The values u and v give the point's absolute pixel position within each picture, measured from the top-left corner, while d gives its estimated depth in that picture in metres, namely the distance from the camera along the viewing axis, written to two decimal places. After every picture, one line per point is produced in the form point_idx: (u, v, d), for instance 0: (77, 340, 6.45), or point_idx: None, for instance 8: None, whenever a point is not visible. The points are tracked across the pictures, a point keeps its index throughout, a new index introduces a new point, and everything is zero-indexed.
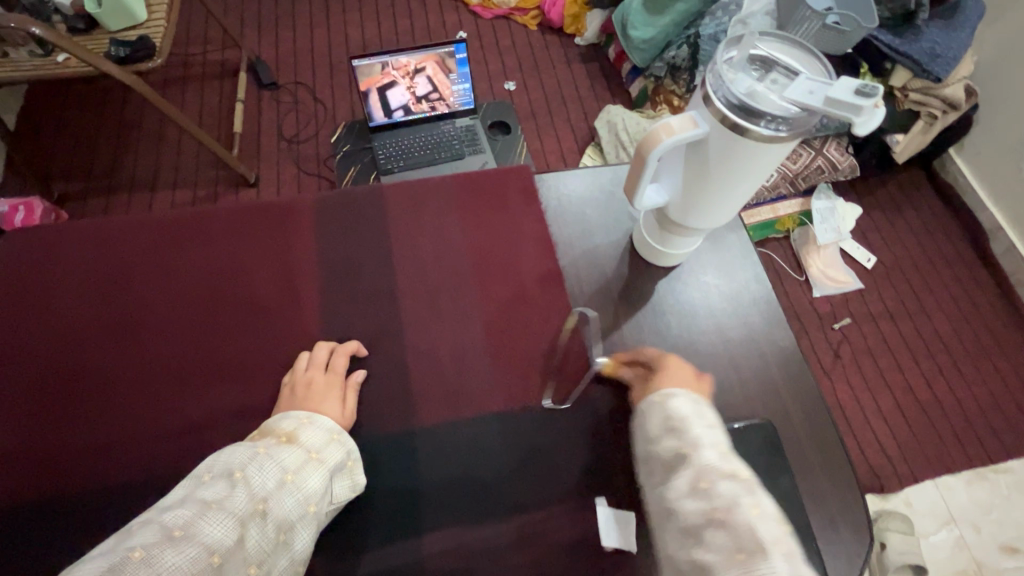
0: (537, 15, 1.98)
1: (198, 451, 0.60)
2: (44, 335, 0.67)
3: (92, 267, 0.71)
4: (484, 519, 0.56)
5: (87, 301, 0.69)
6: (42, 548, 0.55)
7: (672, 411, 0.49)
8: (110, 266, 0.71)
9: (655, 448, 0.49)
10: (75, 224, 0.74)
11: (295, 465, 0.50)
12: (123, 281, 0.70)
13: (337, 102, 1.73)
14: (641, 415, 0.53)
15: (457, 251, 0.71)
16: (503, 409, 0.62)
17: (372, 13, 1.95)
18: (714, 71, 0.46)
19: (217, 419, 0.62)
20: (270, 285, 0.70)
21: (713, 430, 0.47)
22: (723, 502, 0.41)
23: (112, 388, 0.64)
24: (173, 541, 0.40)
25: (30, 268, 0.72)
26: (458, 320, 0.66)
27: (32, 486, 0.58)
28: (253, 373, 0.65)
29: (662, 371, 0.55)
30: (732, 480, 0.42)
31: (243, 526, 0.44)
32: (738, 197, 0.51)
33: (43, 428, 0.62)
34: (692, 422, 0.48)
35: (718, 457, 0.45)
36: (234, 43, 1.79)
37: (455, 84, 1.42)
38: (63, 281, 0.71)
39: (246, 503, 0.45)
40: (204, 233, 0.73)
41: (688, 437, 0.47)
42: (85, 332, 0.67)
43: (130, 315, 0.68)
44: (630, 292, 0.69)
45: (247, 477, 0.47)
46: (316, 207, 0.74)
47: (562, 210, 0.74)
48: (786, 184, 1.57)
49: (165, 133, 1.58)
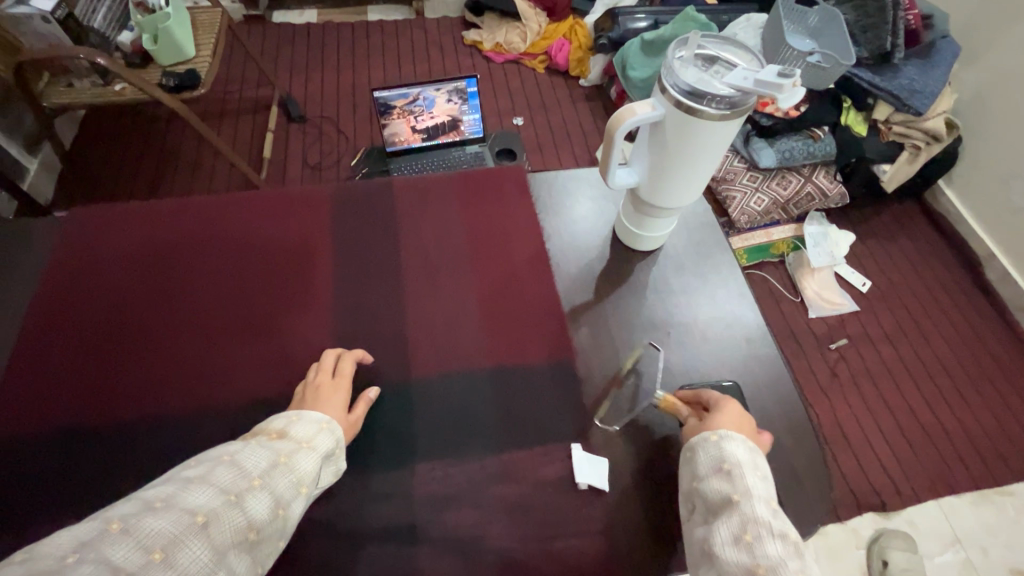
0: (544, 59, 2.17)
1: (228, 397, 0.67)
2: (97, 301, 0.75)
3: (142, 244, 0.80)
4: (469, 458, 0.61)
5: (136, 272, 0.77)
6: (89, 478, 0.61)
7: (728, 455, 0.53)
8: (158, 243, 0.80)
9: (703, 486, 0.52)
10: (122, 209, 0.83)
11: (287, 451, 0.52)
12: (168, 256, 0.79)
13: (359, 135, 1.90)
14: (691, 449, 0.56)
15: (456, 233, 0.79)
16: (492, 364, 0.67)
17: (394, 58, 2.15)
18: (666, 67, 0.54)
19: (246, 371, 0.69)
20: (296, 259, 0.78)
21: (765, 482, 0.51)
22: (769, 559, 0.44)
23: (156, 344, 0.71)
24: (154, 510, 0.42)
25: (86, 244, 0.80)
26: (454, 292, 0.73)
27: (81, 429, 0.65)
28: (278, 332, 0.72)
29: (716, 415, 0.57)
30: (781, 542, 0.45)
31: (232, 496, 0.46)
32: (700, 172, 0.58)
33: (93, 379, 0.69)
34: (744, 472, 0.51)
35: (766, 512, 0.47)
36: (269, 82, 1.98)
37: (466, 114, 1.54)
38: (115, 256, 0.79)
39: (237, 480, 0.47)
40: (240, 217, 0.82)
41: (741, 487, 0.50)
42: (133, 297, 0.75)
43: (173, 285, 0.76)
44: (610, 268, 0.76)
45: (239, 457, 0.49)
46: (336, 196, 0.84)
47: (550, 205, 0.83)
48: (778, 210, 1.63)
49: (201, 159, 1.73)
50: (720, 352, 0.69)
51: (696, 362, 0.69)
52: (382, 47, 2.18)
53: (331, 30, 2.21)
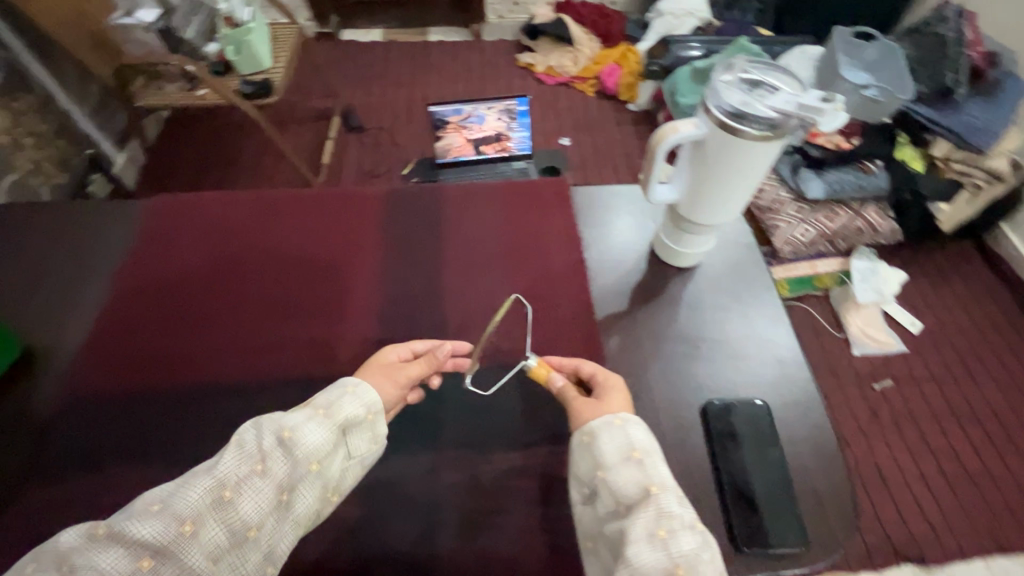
0: (594, 83, 2.22)
1: (288, 392, 0.63)
2: (157, 283, 0.71)
3: (206, 229, 0.76)
4: (495, 452, 0.63)
5: (199, 257, 0.73)
6: (145, 467, 0.57)
7: (633, 443, 0.51)
8: (223, 228, 0.76)
9: (611, 477, 0.49)
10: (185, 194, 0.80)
11: (293, 424, 0.49)
12: (232, 243, 0.75)
13: (410, 146, 1.99)
14: (590, 434, 0.52)
15: (496, 234, 0.76)
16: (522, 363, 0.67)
17: (450, 76, 2.25)
18: (711, 89, 0.57)
19: (310, 366, 0.65)
20: (367, 255, 0.74)
21: (665, 471, 0.50)
22: (683, 553, 0.43)
23: (217, 332, 0.67)
24: (148, 512, 0.41)
25: (151, 226, 0.76)
26: (488, 291, 0.71)
27: (137, 415, 0.61)
28: (345, 329, 0.67)
29: (610, 396, 0.57)
30: (693, 534, 0.44)
31: (227, 493, 0.43)
32: (740, 190, 0.60)
33: (150, 364, 0.65)
34: (653, 460, 0.50)
35: (677, 502, 0.47)
36: (333, 94, 2.11)
37: (514, 130, 1.59)
38: (177, 238, 0.75)
39: (236, 467, 0.45)
40: (308, 208, 0.79)
41: (650, 476, 0.49)
42: (195, 282, 0.71)
43: (237, 272, 0.72)
44: (646, 278, 0.75)
45: (237, 447, 0.46)
46: (403, 194, 0.81)
47: (591, 217, 0.83)
48: (825, 242, 1.57)
49: (264, 160, 1.85)
50: (753, 372, 0.68)
51: (729, 378, 0.67)
52: (439, 65, 2.30)
53: (393, 48, 2.35)
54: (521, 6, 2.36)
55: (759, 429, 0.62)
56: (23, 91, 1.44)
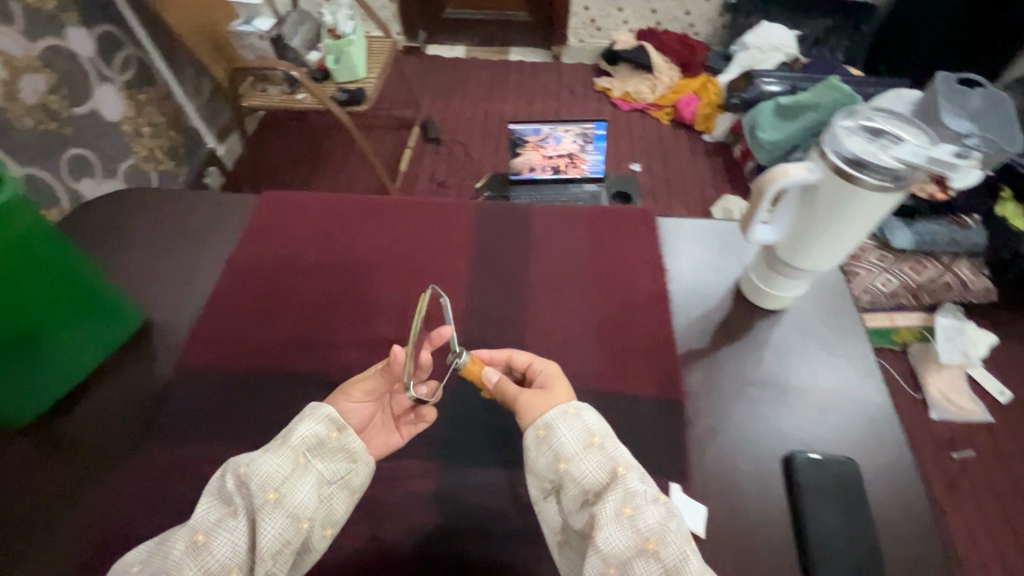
0: (670, 111, 2.21)
1: None
2: (261, 283, 0.75)
3: (307, 233, 0.79)
4: None
5: (300, 261, 0.77)
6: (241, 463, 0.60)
7: (590, 428, 0.51)
8: (323, 234, 0.79)
9: (574, 466, 0.49)
10: (289, 196, 0.84)
11: (247, 460, 0.48)
12: (331, 250, 0.78)
13: (484, 161, 2.06)
14: (546, 427, 0.51)
15: (581, 258, 0.76)
16: (600, 388, 0.65)
17: (527, 95, 2.31)
18: (830, 134, 0.56)
19: None
20: (453, 271, 0.74)
21: (623, 456, 0.50)
22: (651, 526, 0.45)
23: (314, 337, 0.70)
24: (132, 573, 0.44)
25: (257, 225, 0.80)
26: (570, 314, 0.71)
27: (236, 410, 0.64)
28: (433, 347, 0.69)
29: (553, 384, 0.55)
30: (656, 508, 0.46)
31: (199, 537, 0.44)
32: (847, 239, 0.58)
33: (252, 362, 0.68)
34: (612, 441, 0.51)
35: (639, 479, 0.48)
36: (415, 106, 2.22)
37: (589, 154, 1.62)
38: (282, 241, 0.78)
39: (196, 521, 0.45)
40: (402, 220, 0.81)
41: (610, 459, 0.49)
42: (297, 286, 0.74)
43: (335, 280, 0.75)
44: (732, 313, 0.73)
45: (205, 498, 0.47)
46: (491, 212, 0.81)
47: (676, 250, 0.80)
48: (908, 295, 1.49)
49: (353, 170, 2.00)
50: (843, 427, 0.64)
51: (814, 431, 0.64)
52: (517, 84, 2.36)
53: (474, 65, 2.43)
54: (603, 32, 2.40)
55: (845, 488, 0.59)
56: (146, 86, 1.60)
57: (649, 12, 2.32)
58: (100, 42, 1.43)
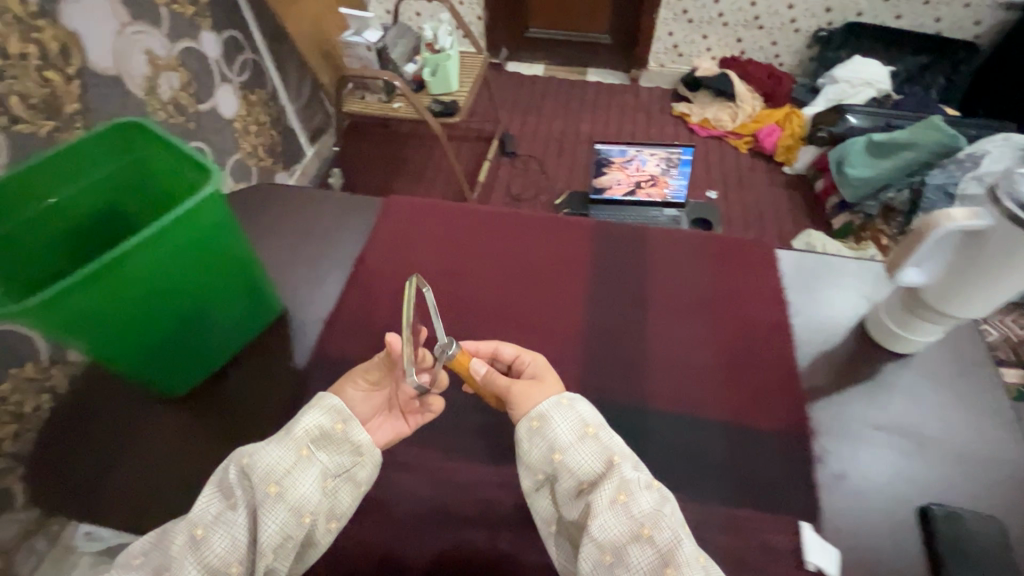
0: (750, 140, 2.18)
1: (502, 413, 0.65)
2: (388, 287, 0.77)
3: (429, 240, 0.81)
4: (698, 502, 0.58)
5: (423, 267, 0.78)
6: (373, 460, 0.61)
7: (585, 419, 0.53)
8: (444, 241, 0.81)
9: (570, 455, 0.51)
10: (411, 203, 0.86)
11: (246, 453, 0.50)
12: (452, 258, 0.79)
13: (559, 178, 2.10)
14: (540, 417, 0.53)
15: (700, 284, 0.75)
16: (722, 418, 0.63)
17: (604, 115, 2.33)
18: (1008, 177, 0.54)
19: None
20: (577, 292, 0.75)
21: (617, 446, 0.52)
22: (643, 511, 0.47)
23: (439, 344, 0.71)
24: (136, 565, 0.47)
25: (383, 230, 0.82)
26: (690, 341, 0.70)
27: None
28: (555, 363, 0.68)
29: (544, 373, 0.58)
30: (651, 494, 0.49)
31: (198, 531, 0.47)
32: (1008, 288, 0.56)
33: None
34: (604, 433, 0.53)
35: (633, 469, 0.50)
36: (494, 120, 2.27)
37: (672, 178, 1.61)
38: (406, 246, 0.80)
39: (195, 516, 0.48)
40: (521, 234, 0.81)
41: (603, 450, 0.51)
42: None
43: (457, 289, 0.76)
44: (857, 353, 0.70)
45: (206, 490, 0.49)
46: (610, 233, 0.81)
47: (798, 284, 0.77)
48: (1007, 349, 1.44)
49: (433, 180, 2.08)
50: (983, 486, 0.61)
51: (952, 486, 0.60)
52: (594, 104, 2.38)
53: (552, 83, 2.48)
54: (685, 58, 2.40)
55: (992, 546, 0.55)
56: (258, 88, 1.71)
57: (734, 40, 2.31)
58: (226, 45, 1.55)
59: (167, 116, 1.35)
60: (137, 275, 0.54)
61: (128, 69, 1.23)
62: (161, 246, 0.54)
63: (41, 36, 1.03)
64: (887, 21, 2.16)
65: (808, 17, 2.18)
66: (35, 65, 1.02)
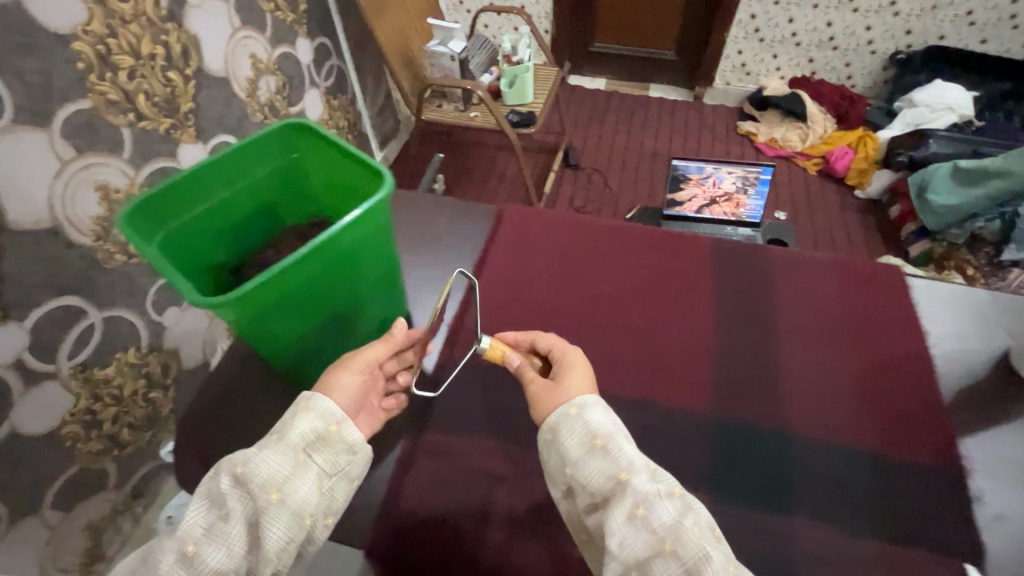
0: (819, 162, 2.14)
1: (637, 428, 0.64)
2: (509, 294, 0.76)
3: (548, 250, 0.81)
4: (856, 534, 0.55)
5: (545, 277, 0.78)
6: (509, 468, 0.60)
7: (596, 428, 0.52)
8: (564, 252, 0.81)
9: (584, 470, 0.51)
10: (527, 212, 0.86)
11: (245, 461, 0.50)
12: (573, 269, 0.79)
13: (623, 193, 2.08)
14: (554, 428, 0.53)
15: (831, 310, 0.73)
16: (870, 449, 0.61)
17: (668, 131, 2.32)
18: None
19: (658, 408, 0.65)
20: (704, 311, 0.74)
21: (631, 455, 0.51)
22: (665, 523, 0.46)
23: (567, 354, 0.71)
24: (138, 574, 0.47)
25: (502, 238, 0.83)
26: (827, 366, 0.68)
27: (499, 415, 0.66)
28: (688, 381, 0.67)
29: (568, 375, 0.56)
30: (669, 503, 0.48)
31: (189, 546, 0.47)
32: None
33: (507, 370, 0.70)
34: (619, 441, 0.51)
35: (650, 479, 0.49)
36: (557, 132, 2.29)
37: (750, 197, 1.58)
38: (525, 255, 0.81)
39: (195, 525, 0.48)
40: (641, 249, 0.81)
41: (619, 461, 0.50)
42: (543, 300, 0.76)
43: (580, 301, 0.76)
44: (1005, 387, 0.67)
45: (203, 498, 0.49)
46: (732, 252, 0.80)
47: (933, 312, 0.74)
48: None
49: (497, 188, 2.09)
50: None
51: None
52: (658, 120, 2.37)
53: (615, 98, 2.47)
54: (752, 77, 2.38)
55: None
56: (341, 93, 1.76)
57: (806, 60, 2.28)
58: (316, 51, 1.59)
59: (263, 117, 1.39)
60: (312, 275, 0.54)
61: (234, 70, 1.27)
62: (336, 247, 0.54)
63: (168, 38, 1.08)
64: (971, 45, 2.12)
65: (886, 39, 2.14)
66: (160, 65, 1.06)
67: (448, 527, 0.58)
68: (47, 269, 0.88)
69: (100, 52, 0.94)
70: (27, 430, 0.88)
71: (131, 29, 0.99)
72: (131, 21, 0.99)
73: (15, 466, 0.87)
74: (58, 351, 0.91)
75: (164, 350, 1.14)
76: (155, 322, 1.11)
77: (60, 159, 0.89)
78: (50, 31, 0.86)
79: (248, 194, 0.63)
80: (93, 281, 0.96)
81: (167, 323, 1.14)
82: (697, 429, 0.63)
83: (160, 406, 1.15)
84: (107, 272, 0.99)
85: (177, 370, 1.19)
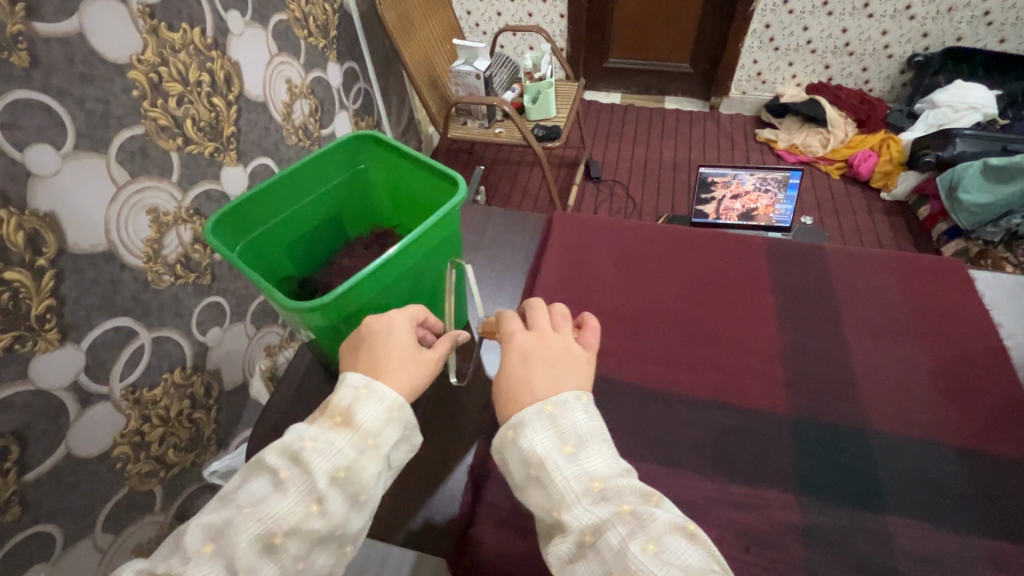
0: (842, 166, 2.14)
1: (711, 428, 0.63)
2: (571, 298, 0.76)
3: (605, 254, 0.81)
4: (957, 531, 0.54)
5: (604, 281, 0.78)
6: None
7: (529, 453, 0.47)
8: (619, 256, 0.81)
9: (527, 497, 0.47)
10: (580, 219, 0.86)
11: (344, 459, 0.45)
12: (630, 272, 0.79)
13: (646, 203, 2.09)
14: (501, 451, 0.50)
15: (898, 304, 0.73)
16: (957, 442, 0.60)
17: (686, 141, 2.33)
18: None
19: (729, 409, 0.64)
20: (769, 309, 0.73)
21: (575, 470, 0.45)
22: (614, 551, 0.41)
23: (634, 356, 0.70)
24: (203, 555, 0.41)
25: (560, 243, 0.83)
26: (903, 359, 0.67)
27: None
28: (759, 379, 0.66)
29: (524, 367, 0.51)
30: (617, 523, 0.42)
31: (276, 539, 0.42)
32: None
33: None
34: (552, 467, 0.46)
35: (589, 506, 0.44)
36: (577, 146, 2.31)
37: (778, 204, 1.57)
38: (582, 259, 0.81)
39: (283, 516, 0.43)
40: (696, 250, 0.81)
41: (553, 491, 0.45)
42: (604, 303, 0.75)
43: (641, 303, 0.75)
44: None
45: (290, 488, 0.44)
46: (787, 251, 0.80)
47: (1001, 309, 0.77)
48: None
49: (520, 201, 2.10)
50: None
51: None
52: (676, 130, 2.39)
53: (632, 111, 2.50)
54: (768, 85, 2.40)
55: None
56: (368, 115, 1.75)
57: (822, 66, 2.29)
58: (346, 75, 1.58)
59: (298, 141, 1.26)
60: (398, 273, 0.58)
61: (271, 94, 1.14)
62: (418, 248, 0.58)
63: (213, 65, 0.95)
64: (991, 45, 2.12)
65: (903, 42, 2.15)
66: (207, 92, 0.93)
67: (528, 535, 0.57)
68: (105, 290, 0.78)
69: (152, 81, 0.82)
70: (82, 454, 0.78)
71: (179, 58, 0.87)
72: (180, 49, 0.87)
73: (74, 487, 0.77)
74: (110, 371, 0.80)
75: (208, 368, 1.00)
76: (199, 343, 0.97)
77: (117, 184, 0.78)
78: (107, 62, 0.75)
79: (321, 202, 0.71)
80: (145, 301, 0.85)
81: (210, 343, 1.00)
82: (777, 434, 0.61)
83: (203, 428, 1.01)
84: (157, 294, 0.87)
85: (220, 390, 1.04)
